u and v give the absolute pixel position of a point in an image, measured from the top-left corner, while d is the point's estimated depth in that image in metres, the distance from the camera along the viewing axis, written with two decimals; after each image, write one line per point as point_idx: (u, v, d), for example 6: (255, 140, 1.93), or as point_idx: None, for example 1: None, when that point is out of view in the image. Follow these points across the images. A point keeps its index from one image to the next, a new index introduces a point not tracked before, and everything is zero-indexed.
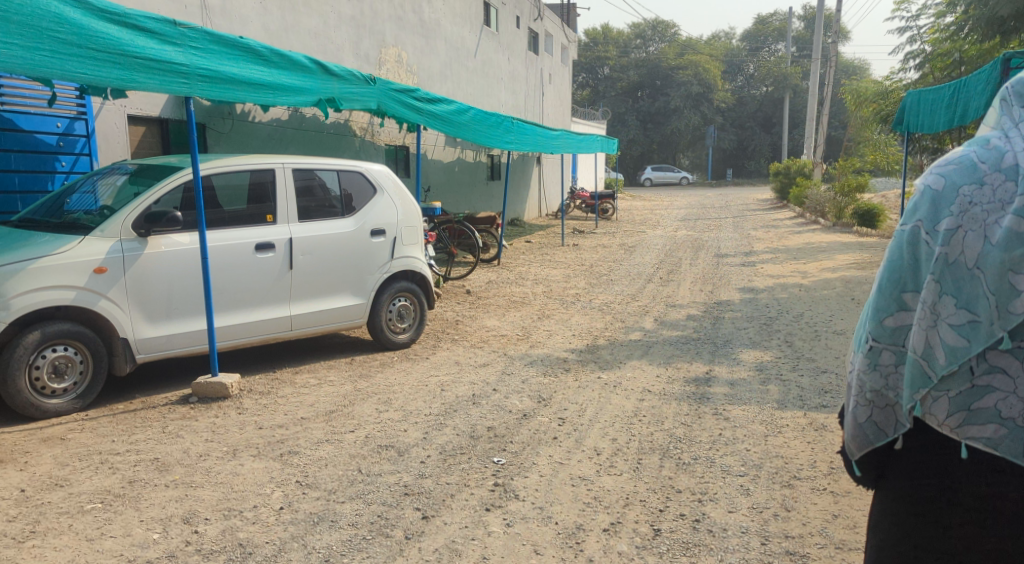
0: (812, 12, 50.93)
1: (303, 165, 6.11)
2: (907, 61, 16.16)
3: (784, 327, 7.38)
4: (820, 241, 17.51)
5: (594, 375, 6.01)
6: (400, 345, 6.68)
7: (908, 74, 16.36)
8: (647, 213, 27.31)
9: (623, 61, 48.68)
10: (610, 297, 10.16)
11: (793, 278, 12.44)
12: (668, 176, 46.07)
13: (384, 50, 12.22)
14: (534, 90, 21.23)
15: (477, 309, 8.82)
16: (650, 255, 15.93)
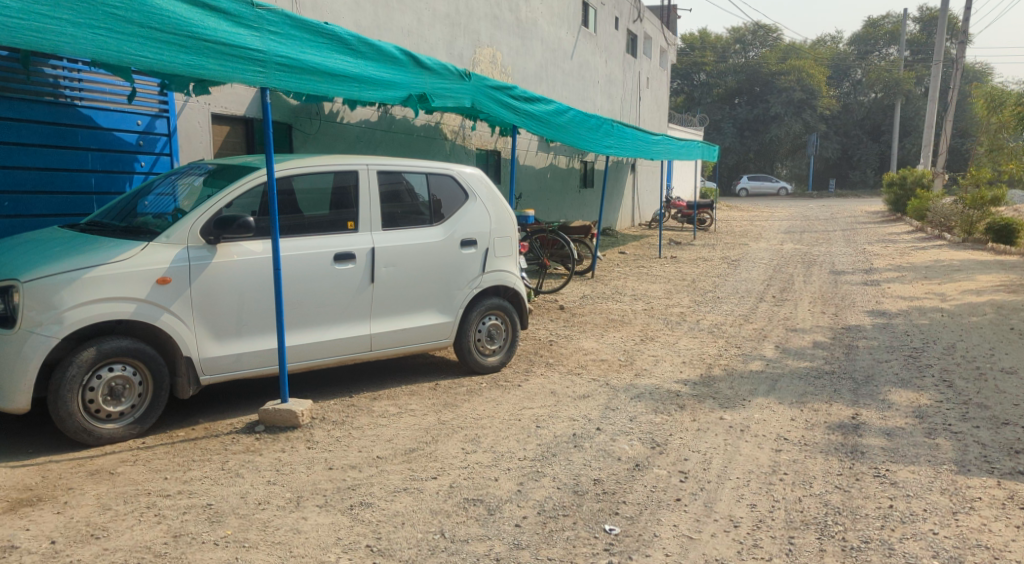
0: (928, 14, 48.25)
1: (390, 167, 5.50)
2: None
3: (936, 365, 7.26)
4: (951, 258, 16.18)
5: (714, 415, 5.38)
6: (489, 369, 6.01)
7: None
8: (747, 224, 26.08)
9: (721, 66, 47.14)
10: (720, 318, 9.42)
11: (923, 302, 11.32)
12: (765, 186, 44.39)
13: (479, 49, 11.63)
14: (631, 95, 20.38)
15: (573, 328, 8.08)
16: (756, 270, 14.99)
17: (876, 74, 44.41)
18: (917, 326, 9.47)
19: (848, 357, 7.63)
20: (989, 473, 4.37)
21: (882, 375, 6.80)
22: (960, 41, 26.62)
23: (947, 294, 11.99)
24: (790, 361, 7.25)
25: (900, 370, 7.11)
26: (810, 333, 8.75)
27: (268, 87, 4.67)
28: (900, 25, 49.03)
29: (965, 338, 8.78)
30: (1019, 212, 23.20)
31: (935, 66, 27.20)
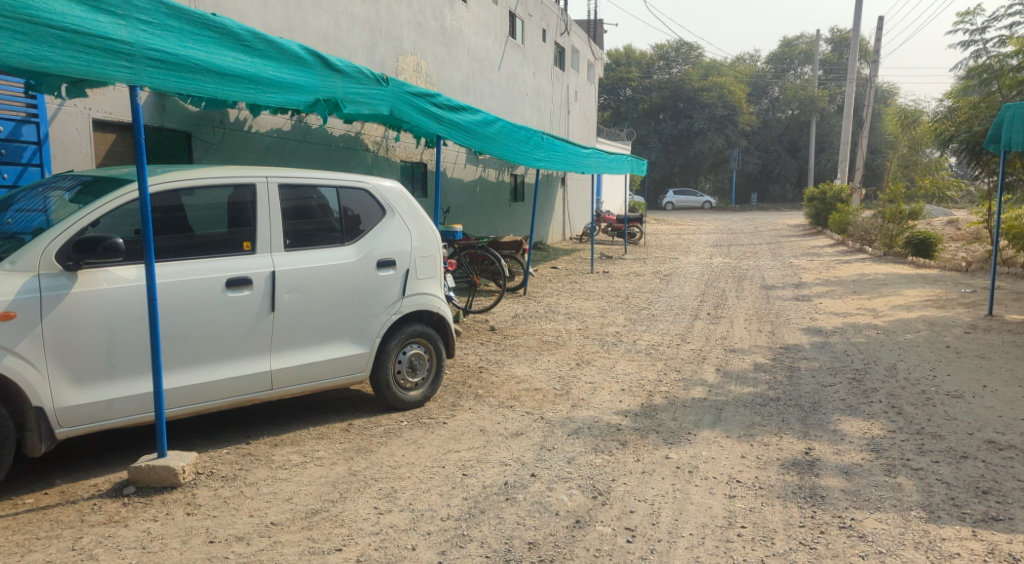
0: (840, 35, 49.76)
1: (296, 180, 4.88)
2: (968, 79, 15.43)
3: (879, 389, 7.07)
4: (875, 272, 16.32)
5: (659, 453, 5.01)
6: (410, 405, 5.40)
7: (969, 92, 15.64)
8: (675, 238, 26.04)
9: (646, 81, 47.43)
10: (658, 339, 9.06)
11: (856, 318, 11.21)
12: (689, 201, 44.86)
13: (401, 57, 11.03)
14: (559, 108, 20.05)
15: (504, 352, 7.53)
16: (689, 284, 14.80)
17: (793, 92, 45.52)
18: (855, 345, 9.27)
19: (791, 381, 7.33)
20: (961, 519, 4.25)
21: (829, 402, 6.58)
22: (873, 61, 27.29)
23: (879, 309, 11.92)
24: (733, 386, 6.96)
25: (845, 396, 6.81)
26: (751, 355, 8.43)
27: (136, 85, 4.15)
28: (814, 44, 50.41)
29: (905, 357, 8.59)
30: (933, 226, 23.81)
31: (849, 85, 27.82)
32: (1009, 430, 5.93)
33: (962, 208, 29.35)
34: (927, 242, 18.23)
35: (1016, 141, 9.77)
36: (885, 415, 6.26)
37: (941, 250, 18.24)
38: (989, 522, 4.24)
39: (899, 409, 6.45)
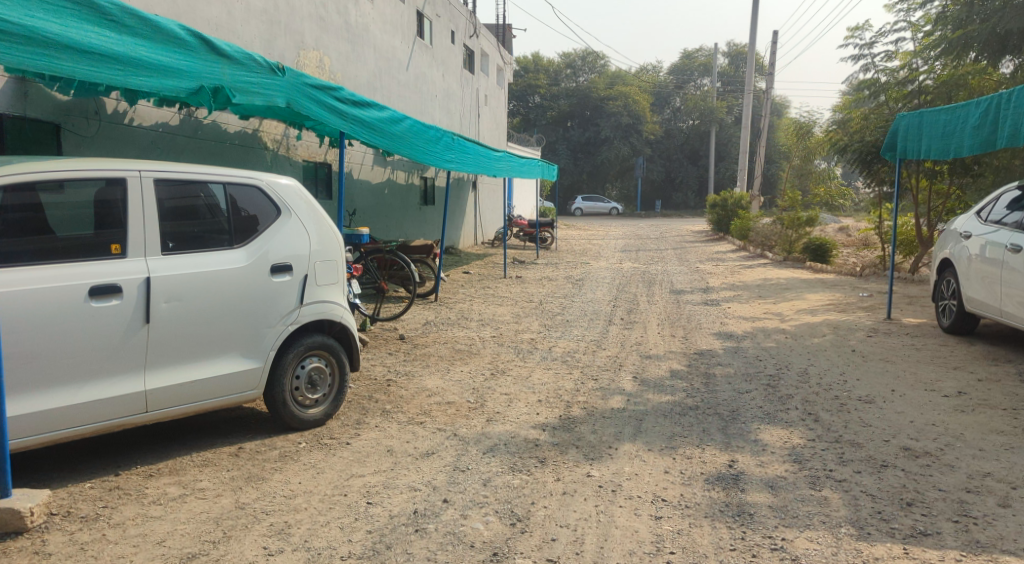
0: (737, 48, 51.29)
1: (177, 176, 4.46)
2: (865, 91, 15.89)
3: (795, 395, 6.96)
4: (779, 277, 16.62)
5: (581, 470, 4.70)
6: (310, 424, 4.94)
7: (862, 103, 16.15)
8: (586, 243, 26.04)
9: (554, 88, 47.65)
10: (572, 345, 8.80)
11: (764, 323, 11.26)
12: (598, 207, 45.29)
13: (302, 51, 10.46)
14: (469, 111, 19.70)
15: (414, 363, 7.10)
16: (602, 289, 14.68)
17: (693, 102, 46.60)
18: (766, 349, 9.21)
19: (708, 388, 7.15)
20: (890, 536, 4.09)
21: (747, 409, 6.40)
22: (769, 73, 28.07)
23: (785, 314, 12.02)
24: (651, 395, 6.72)
25: (762, 403, 6.65)
26: (667, 361, 8.24)
27: None
28: (713, 57, 51.78)
29: (815, 362, 8.56)
30: (827, 232, 24.59)
31: (746, 95, 28.54)
32: (925, 436, 5.85)
33: (853, 215, 30.49)
34: (824, 247, 18.72)
35: (909, 150, 9.92)
36: (804, 423, 6.10)
37: (836, 255, 18.80)
38: (918, 537, 4.10)
39: (816, 415, 6.32)
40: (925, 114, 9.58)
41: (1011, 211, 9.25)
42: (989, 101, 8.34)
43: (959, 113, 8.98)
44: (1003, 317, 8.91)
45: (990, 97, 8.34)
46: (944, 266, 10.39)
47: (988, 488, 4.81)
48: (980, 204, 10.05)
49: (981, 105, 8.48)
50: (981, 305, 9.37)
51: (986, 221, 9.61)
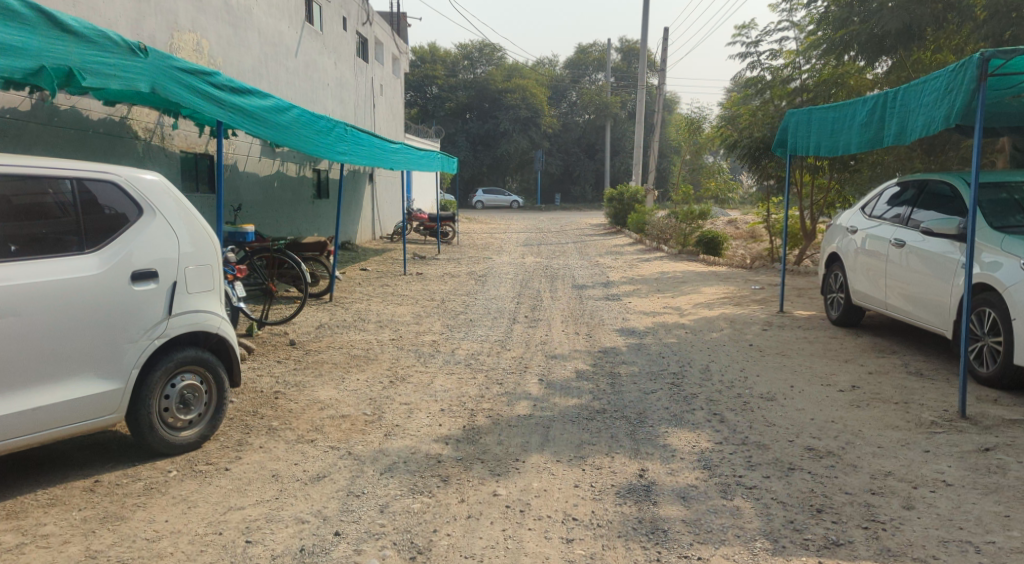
0: (630, 45, 52.06)
1: (19, 172, 4.10)
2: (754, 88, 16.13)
3: (701, 393, 6.81)
4: (676, 270, 16.75)
5: (489, 490, 4.36)
6: (183, 446, 4.63)
7: (751, 99, 16.40)
8: (486, 237, 25.71)
9: (451, 80, 47.08)
10: (475, 347, 8.44)
11: (665, 317, 11.21)
12: (498, 200, 45.10)
13: (176, 33, 9.70)
14: (364, 101, 19.03)
15: (305, 371, 6.60)
16: (504, 285, 14.40)
17: (589, 96, 46.96)
18: (668, 346, 9.08)
19: (614, 389, 6.91)
20: (806, 548, 3.91)
21: (654, 411, 6.18)
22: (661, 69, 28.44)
23: (684, 308, 12.02)
24: (558, 399, 6.43)
25: (668, 403, 6.45)
26: (571, 361, 7.98)
27: None
28: (606, 52, 52.36)
29: (716, 357, 8.48)
30: (718, 226, 25.07)
31: (640, 91, 28.85)
32: (826, 434, 5.64)
33: (742, 209, 31.28)
34: (716, 240, 19.01)
35: (801, 145, 9.88)
36: (710, 424, 5.89)
37: (728, 247, 19.14)
38: (832, 549, 3.92)
39: (723, 415, 6.13)
40: (816, 110, 9.39)
41: (892, 207, 9.45)
42: (876, 99, 7.84)
43: (849, 110, 8.58)
44: (889, 310, 9.03)
45: (876, 95, 7.85)
46: (831, 261, 10.51)
47: (890, 487, 4.54)
48: (864, 199, 10.24)
49: (868, 103, 8.02)
50: (867, 298, 9.49)
51: (871, 216, 9.78)
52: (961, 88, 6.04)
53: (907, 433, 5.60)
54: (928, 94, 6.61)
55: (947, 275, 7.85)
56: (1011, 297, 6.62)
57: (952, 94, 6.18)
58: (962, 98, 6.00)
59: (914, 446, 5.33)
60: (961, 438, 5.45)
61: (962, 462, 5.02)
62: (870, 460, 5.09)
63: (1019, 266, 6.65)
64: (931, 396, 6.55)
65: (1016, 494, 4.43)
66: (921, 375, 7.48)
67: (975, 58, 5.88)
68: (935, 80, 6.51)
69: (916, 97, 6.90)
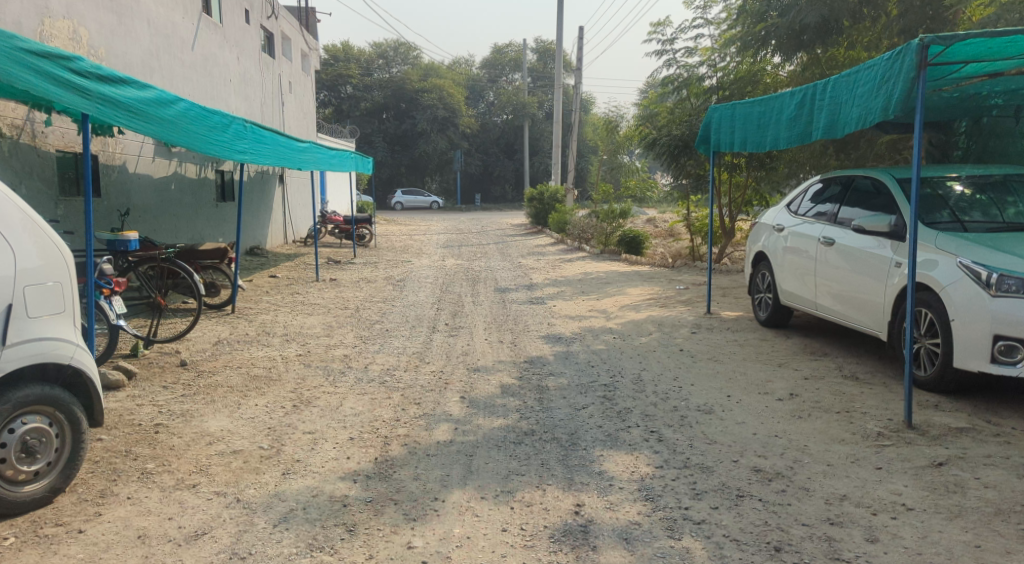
0: (544, 45, 52.09)
1: None
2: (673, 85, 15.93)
3: (635, 407, 6.34)
4: (600, 270, 16.41)
5: (402, 543, 3.82)
6: (27, 505, 3.99)
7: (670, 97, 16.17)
8: (405, 239, 24.96)
9: (366, 79, 45.93)
10: (391, 361, 7.80)
11: (591, 321, 10.77)
12: (418, 201, 44.30)
13: (48, 20, 8.75)
14: (271, 99, 18.08)
15: (196, 398, 5.85)
16: (423, 290, 13.75)
17: (506, 96, 46.58)
18: (597, 353, 8.61)
19: (542, 405, 6.38)
20: None
21: (587, 431, 5.66)
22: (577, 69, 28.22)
23: (610, 311, 11.61)
24: (481, 420, 5.86)
25: (600, 421, 5.93)
26: (496, 375, 7.41)
27: None
28: (521, 52, 52.20)
29: (646, 363, 8.05)
30: (638, 225, 24.97)
31: (557, 90, 28.60)
32: (771, 451, 5.18)
33: (660, 208, 31.35)
34: (638, 239, 18.77)
35: (724, 142, 9.56)
36: (646, 444, 5.38)
37: (650, 246, 18.94)
38: None
39: (659, 433, 5.63)
40: (740, 105, 9.07)
41: (817, 204, 9.19)
42: (804, 93, 7.47)
43: (776, 103, 8.20)
44: (817, 310, 8.72)
45: (804, 88, 7.46)
46: (757, 261, 10.19)
47: (849, 516, 4.13)
48: (788, 197, 9.96)
49: (796, 96, 7.66)
50: (796, 298, 9.19)
51: (796, 214, 9.51)
52: (899, 77, 5.59)
53: (854, 446, 5.21)
54: (862, 85, 6.17)
55: (876, 271, 7.52)
56: (947, 296, 6.29)
57: (889, 84, 5.72)
58: (900, 88, 5.53)
59: (865, 462, 4.92)
60: (911, 452, 5.06)
61: (917, 481, 4.59)
62: (818, 483, 4.63)
63: (955, 264, 6.32)
64: (873, 402, 6.22)
65: (980, 518, 4.05)
66: (856, 379, 7.14)
67: (914, 44, 5.43)
68: (869, 70, 6.06)
69: (848, 89, 6.48)
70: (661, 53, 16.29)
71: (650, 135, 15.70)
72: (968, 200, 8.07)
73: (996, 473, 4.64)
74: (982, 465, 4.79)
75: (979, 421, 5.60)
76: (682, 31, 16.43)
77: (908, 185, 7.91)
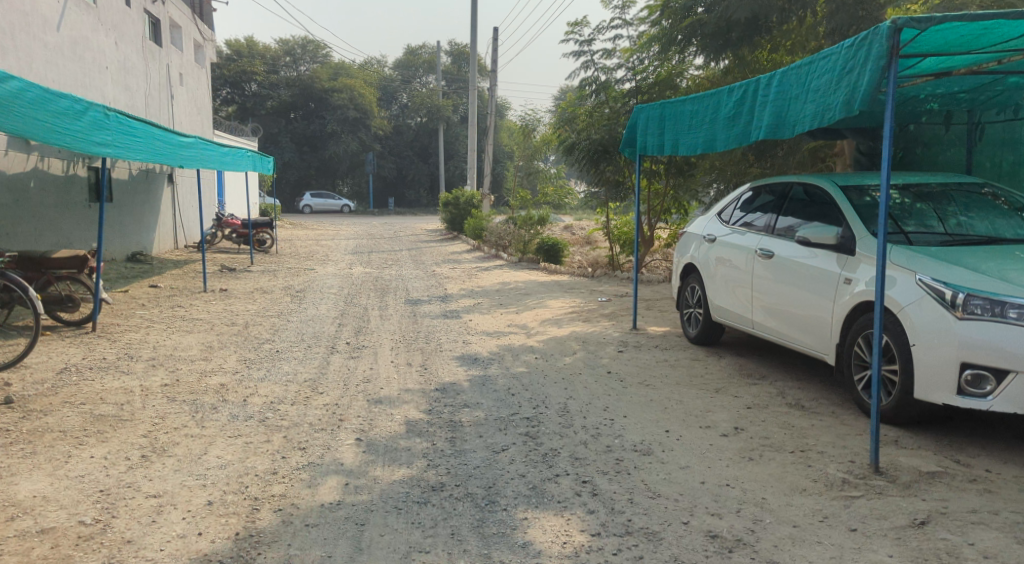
0: (459, 48, 51.32)
1: None
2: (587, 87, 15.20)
3: (561, 446, 5.46)
4: (518, 279, 15.58)
5: None
6: None
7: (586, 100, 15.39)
8: (312, 245, 23.60)
9: (272, 77, 44.01)
10: (277, 392, 6.73)
11: (509, 338, 9.88)
12: (328, 204, 42.75)
13: None
14: (157, 91, 16.60)
15: (18, 455, 4.72)
16: (326, 302, 12.61)
17: (420, 99, 45.49)
18: (516, 377, 7.70)
19: (453, 447, 5.44)
20: None
21: (508, 482, 4.74)
22: (491, 72, 27.43)
23: (529, 326, 10.74)
24: (379, 471, 4.88)
25: (522, 468, 5.00)
26: (400, 408, 6.41)
27: None
28: (435, 55, 51.26)
29: (572, 389, 7.18)
30: (554, 232, 24.29)
31: (472, 93, 27.71)
32: (724, 507, 4.37)
33: (577, 216, 30.81)
34: (556, 247, 18.02)
35: (651, 143, 8.79)
36: (579, 500, 4.48)
37: (567, 254, 18.21)
38: None
39: (592, 483, 4.75)
40: (669, 105, 8.33)
41: (749, 214, 8.50)
42: (744, 89, 6.72)
43: (710, 102, 7.45)
44: (753, 328, 7.99)
45: (744, 84, 6.71)
46: (686, 273, 9.43)
47: None
48: (719, 205, 9.23)
49: (733, 94, 6.91)
50: (729, 315, 8.46)
51: (727, 224, 8.81)
52: (866, 64, 4.86)
53: (819, 498, 4.44)
54: (818, 77, 5.43)
55: (821, 288, 6.78)
56: (906, 317, 5.54)
57: (853, 74, 4.99)
58: (868, 78, 4.80)
59: (836, 522, 4.16)
60: (886, 505, 4.34)
61: (901, 549, 3.89)
62: (787, 555, 3.86)
63: (915, 281, 5.60)
64: (828, 439, 5.48)
65: None
66: (801, 408, 6.42)
67: (885, 27, 4.70)
68: (827, 59, 5.33)
69: (798, 83, 5.74)
70: (578, 53, 15.58)
71: (568, 140, 14.96)
72: (905, 208, 7.46)
73: (990, 536, 3.96)
74: (972, 523, 4.10)
75: (951, 463, 4.94)
76: (598, 31, 15.78)
77: (850, 192, 7.24)
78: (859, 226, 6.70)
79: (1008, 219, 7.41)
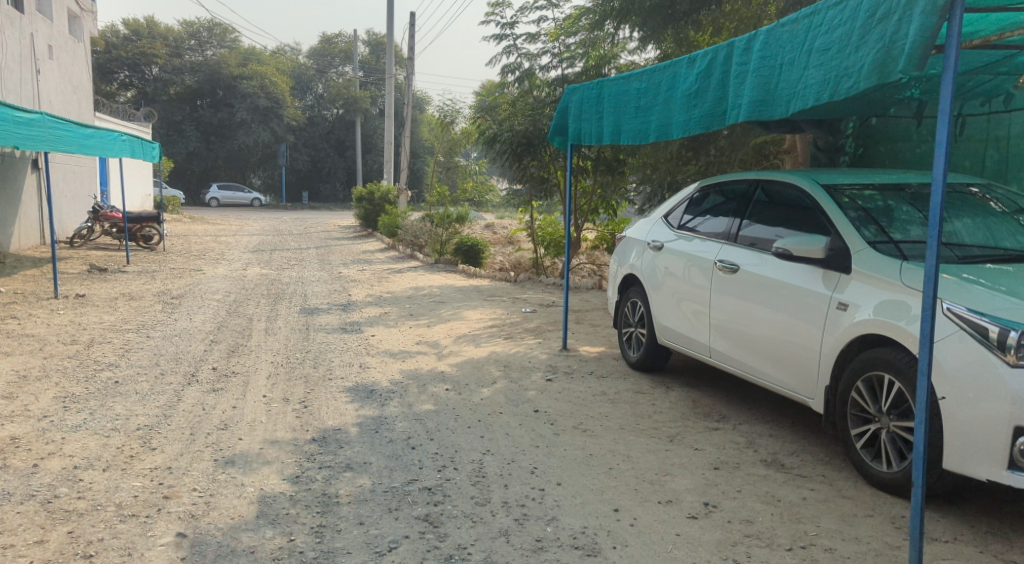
0: (376, 38, 49.22)
1: None
2: (506, 74, 13.43)
3: (471, 539, 3.95)
4: (433, 284, 13.93)
5: None
6: None
7: (507, 90, 13.68)
8: (209, 241, 21.38)
9: (176, 60, 40.98)
10: (87, 451, 4.94)
11: (415, 360, 8.25)
12: (236, 197, 40.09)
13: None
14: (16, 63, 14.36)
15: None
16: (202, 311, 10.70)
17: (335, 90, 43.18)
18: (418, 418, 6.09)
19: (322, 543, 3.85)
20: None
21: None
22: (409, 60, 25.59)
23: (441, 344, 9.12)
24: None
25: None
26: (257, 473, 4.73)
27: None
28: (351, 43, 48.97)
29: (490, 437, 5.62)
30: (474, 232, 22.69)
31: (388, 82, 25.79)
32: None
33: (500, 215, 29.36)
34: (475, 248, 16.40)
35: (586, 131, 7.31)
36: None
37: (488, 256, 16.61)
38: None
39: None
40: (607, 84, 6.88)
41: (704, 215, 7.03)
42: (707, 60, 5.33)
43: (661, 78, 6.04)
44: (711, 357, 6.51)
45: (708, 54, 5.32)
46: (626, 285, 7.94)
47: None
48: (665, 205, 7.77)
49: (693, 66, 5.51)
50: (679, 339, 6.98)
51: (676, 227, 7.32)
52: (911, 11, 3.54)
53: None
54: (827, 34, 4.09)
55: (803, 312, 5.39)
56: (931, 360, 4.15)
57: (890, 23, 3.67)
58: (916, 29, 3.49)
59: None
60: None
61: None
62: None
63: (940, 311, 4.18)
64: (831, 525, 4.09)
65: None
66: (782, 469, 5.03)
67: None
68: (842, 9, 4.00)
69: (792, 46, 4.38)
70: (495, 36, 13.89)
71: (489, 130, 13.36)
72: None
73: None
74: None
75: None
76: (520, 11, 14.21)
77: (830, 191, 5.84)
78: (852, 235, 5.31)
79: (1002, 222, 5.92)
